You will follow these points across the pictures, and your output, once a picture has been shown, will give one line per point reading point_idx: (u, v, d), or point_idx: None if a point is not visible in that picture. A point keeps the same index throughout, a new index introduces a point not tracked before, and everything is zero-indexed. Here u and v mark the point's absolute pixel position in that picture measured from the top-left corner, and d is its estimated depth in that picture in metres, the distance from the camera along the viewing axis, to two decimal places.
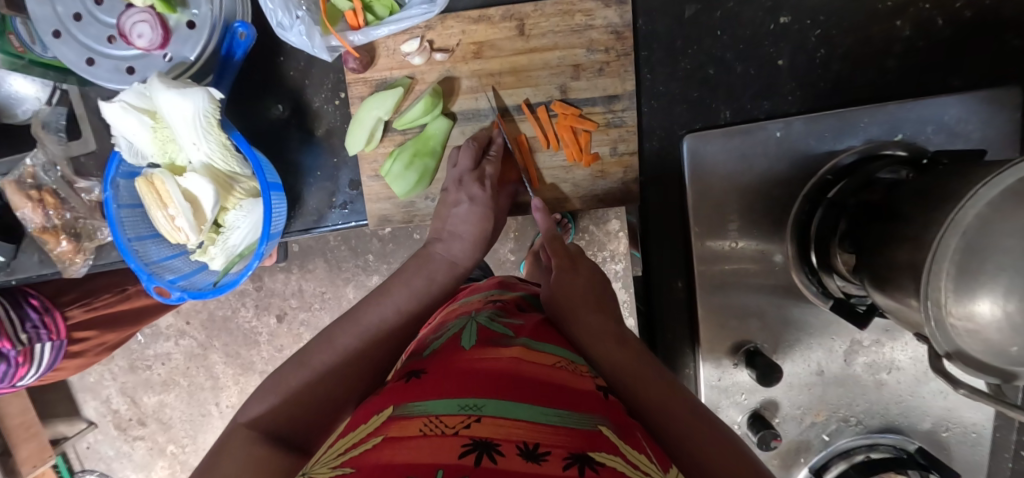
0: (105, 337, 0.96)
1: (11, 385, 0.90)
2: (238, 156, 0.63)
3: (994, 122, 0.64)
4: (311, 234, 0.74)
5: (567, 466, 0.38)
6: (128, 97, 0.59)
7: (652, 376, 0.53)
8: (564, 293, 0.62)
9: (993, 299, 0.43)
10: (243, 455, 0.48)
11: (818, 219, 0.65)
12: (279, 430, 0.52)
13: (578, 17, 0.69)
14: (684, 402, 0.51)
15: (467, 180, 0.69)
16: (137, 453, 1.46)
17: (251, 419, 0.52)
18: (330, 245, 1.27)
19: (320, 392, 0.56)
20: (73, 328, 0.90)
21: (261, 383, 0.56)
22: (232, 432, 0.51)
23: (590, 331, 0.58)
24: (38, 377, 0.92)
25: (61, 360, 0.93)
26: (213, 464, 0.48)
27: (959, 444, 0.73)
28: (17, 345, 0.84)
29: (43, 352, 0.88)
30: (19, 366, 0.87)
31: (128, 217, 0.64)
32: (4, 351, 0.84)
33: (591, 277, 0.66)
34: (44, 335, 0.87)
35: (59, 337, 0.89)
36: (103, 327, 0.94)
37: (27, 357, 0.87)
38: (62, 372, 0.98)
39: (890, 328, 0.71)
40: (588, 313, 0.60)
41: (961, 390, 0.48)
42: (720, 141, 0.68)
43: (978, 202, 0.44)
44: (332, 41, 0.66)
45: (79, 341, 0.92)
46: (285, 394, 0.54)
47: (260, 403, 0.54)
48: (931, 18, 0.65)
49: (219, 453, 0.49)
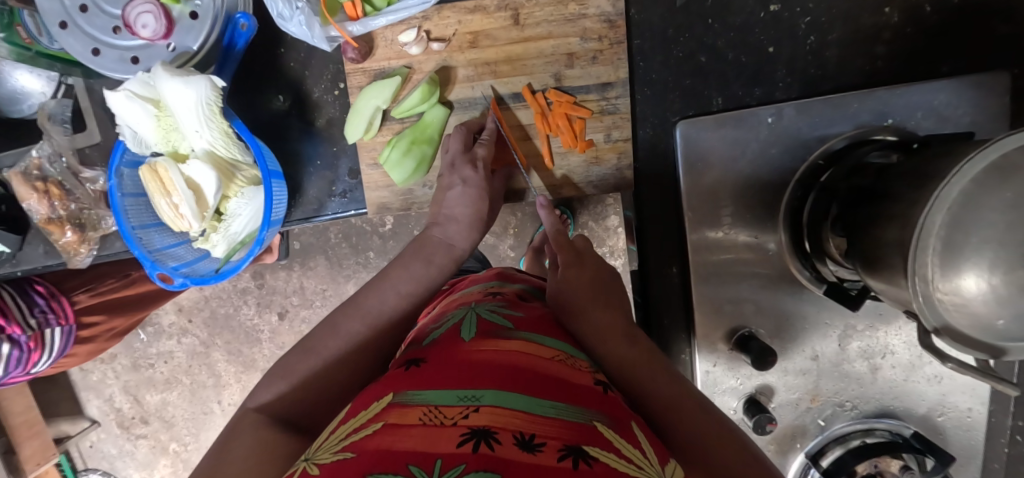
0: (114, 323, 0.98)
1: (24, 372, 0.90)
2: (239, 143, 0.64)
3: (982, 106, 0.65)
4: (311, 223, 0.75)
5: (561, 458, 0.39)
6: (133, 87, 0.61)
7: (659, 374, 0.54)
8: (569, 291, 0.62)
9: (977, 273, 0.44)
10: (251, 438, 0.50)
11: (810, 204, 0.66)
12: (287, 415, 0.54)
13: (571, 7, 0.70)
14: (691, 397, 0.52)
15: (460, 163, 0.70)
16: (140, 452, 1.46)
17: (260, 403, 0.54)
18: (331, 242, 1.29)
19: (318, 373, 0.56)
20: (80, 312, 0.92)
21: (268, 369, 0.58)
22: (240, 417, 0.53)
23: (596, 329, 0.58)
24: (50, 364, 0.93)
25: (71, 346, 0.94)
26: (221, 448, 0.49)
27: (954, 429, 0.74)
28: (27, 330, 0.85)
29: (54, 337, 0.89)
30: (31, 352, 0.87)
31: (132, 206, 0.66)
32: (15, 337, 0.84)
33: (598, 273, 0.65)
34: (53, 320, 0.88)
35: (68, 322, 0.90)
36: (107, 311, 0.96)
37: (38, 342, 0.88)
38: (69, 363, 0.99)
39: (884, 312, 0.72)
40: (593, 309, 0.60)
41: (949, 364, 0.49)
42: (712, 127, 0.69)
43: (961, 179, 0.45)
44: (331, 32, 0.68)
45: (88, 326, 0.94)
46: (292, 380, 0.56)
47: (268, 389, 0.55)
48: (918, 5, 0.66)
49: (227, 439, 0.50)
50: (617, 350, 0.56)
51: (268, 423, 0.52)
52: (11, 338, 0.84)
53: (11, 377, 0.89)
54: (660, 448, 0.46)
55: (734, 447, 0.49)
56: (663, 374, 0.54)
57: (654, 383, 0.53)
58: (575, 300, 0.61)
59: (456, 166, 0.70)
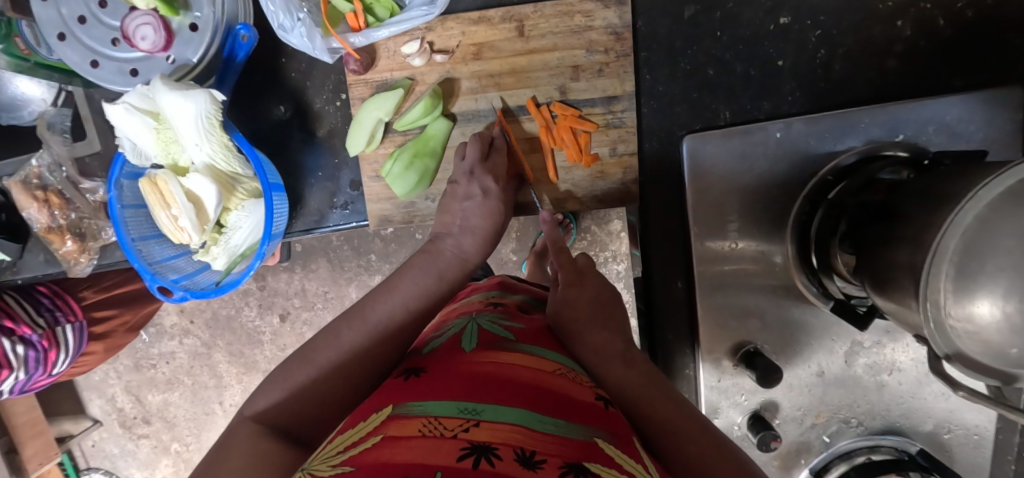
0: (126, 317, 0.98)
1: (47, 375, 0.89)
2: (240, 156, 0.63)
3: (995, 122, 0.64)
4: (313, 234, 0.74)
5: (562, 476, 0.38)
6: (132, 100, 0.60)
7: (656, 397, 0.53)
8: (568, 311, 0.61)
9: (991, 299, 0.42)
10: (248, 445, 0.49)
11: (818, 221, 0.65)
12: (284, 423, 0.53)
13: (577, 18, 0.69)
14: (693, 419, 0.52)
15: (479, 173, 0.70)
16: (142, 451, 1.47)
17: (256, 412, 0.53)
18: (333, 245, 1.28)
19: (317, 390, 0.56)
20: (88, 308, 0.92)
21: (266, 376, 0.57)
22: (237, 425, 0.52)
23: (597, 346, 0.57)
24: (71, 363, 0.91)
25: (87, 343, 0.92)
26: (215, 460, 0.48)
27: (961, 445, 0.73)
28: (38, 329, 0.84)
29: (66, 335, 0.88)
30: (46, 350, 0.86)
31: (132, 217, 0.65)
32: (27, 336, 0.83)
33: (597, 294, 0.64)
34: (61, 317, 0.87)
35: (77, 318, 0.89)
36: (117, 305, 0.96)
37: (51, 341, 0.86)
38: (88, 362, 0.96)
39: (891, 329, 0.71)
40: (590, 330, 0.59)
41: (960, 392, 0.47)
42: (719, 141, 0.68)
43: (979, 203, 0.44)
44: (333, 43, 0.67)
45: (101, 321, 0.94)
46: (292, 388, 0.55)
47: (266, 396, 0.55)
48: (932, 18, 0.65)
49: (221, 450, 0.49)
50: (616, 375, 0.55)
51: (266, 432, 0.51)
52: (23, 339, 0.83)
53: (35, 380, 0.88)
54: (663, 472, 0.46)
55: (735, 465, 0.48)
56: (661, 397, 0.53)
57: (652, 406, 0.52)
58: (576, 312, 0.61)
59: (474, 175, 0.70)
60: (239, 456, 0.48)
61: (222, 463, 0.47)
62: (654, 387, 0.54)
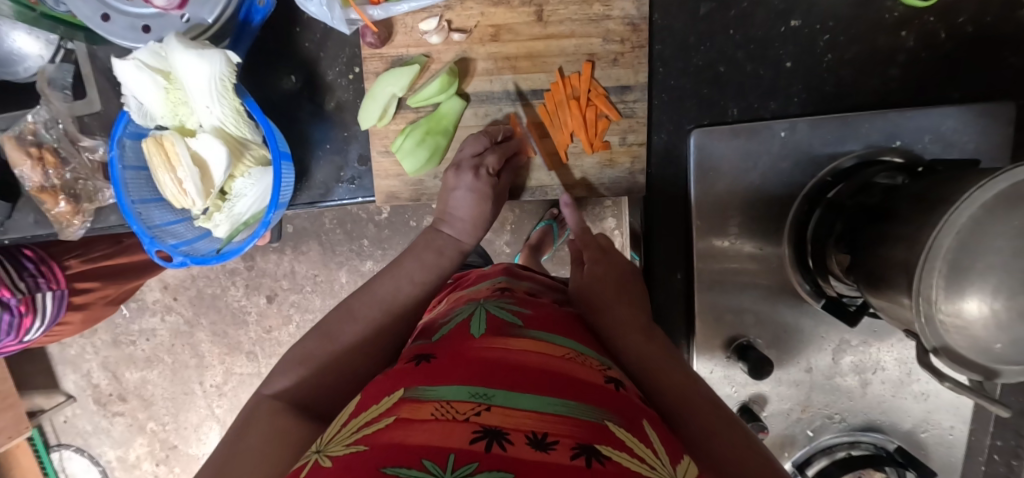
0: (108, 291, 0.93)
1: (16, 341, 0.86)
2: (250, 122, 0.63)
3: (986, 135, 0.67)
4: (316, 208, 0.74)
5: (573, 457, 0.39)
6: (143, 56, 0.59)
7: (688, 388, 0.52)
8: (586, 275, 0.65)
9: (980, 297, 0.44)
10: (268, 424, 0.49)
11: (815, 222, 0.67)
12: (305, 400, 0.53)
13: (596, 7, 0.70)
14: (702, 393, 0.52)
15: (466, 166, 0.70)
16: (116, 429, 1.43)
17: (278, 391, 0.53)
18: (326, 227, 1.27)
19: (316, 376, 0.55)
20: (72, 278, 0.87)
21: (285, 355, 0.57)
22: (258, 405, 0.52)
23: (617, 328, 0.58)
24: (43, 332, 0.89)
25: (65, 313, 0.89)
26: (236, 437, 0.48)
27: (936, 445, 0.76)
28: (17, 293, 0.80)
29: (46, 301, 0.84)
30: (22, 316, 0.83)
31: (132, 179, 0.64)
32: (5, 299, 0.80)
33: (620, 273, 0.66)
34: (43, 284, 0.83)
35: (60, 286, 0.85)
36: (102, 278, 0.92)
37: (29, 306, 0.83)
38: (63, 331, 0.94)
39: (878, 329, 0.73)
40: (613, 314, 0.60)
41: (946, 383, 0.49)
42: (727, 138, 0.70)
43: (972, 205, 0.45)
44: (351, 14, 0.67)
45: (81, 292, 0.90)
46: (311, 365, 0.55)
47: (286, 376, 0.55)
48: (934, 30, 0.67)
49: (246, 423, 0.50)
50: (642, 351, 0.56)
51: (286, 408, 0.51)
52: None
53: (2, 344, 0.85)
54: (671, 444, 0.45)
55: (745, 446, 0.48)
56: (694, 394, 0.52)
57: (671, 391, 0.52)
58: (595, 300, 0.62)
59: (461, 169, 0.70)
60: (257, 436, 0.48)
61: (243, 444, 0.47)
62: (666, 360, 0.55)
